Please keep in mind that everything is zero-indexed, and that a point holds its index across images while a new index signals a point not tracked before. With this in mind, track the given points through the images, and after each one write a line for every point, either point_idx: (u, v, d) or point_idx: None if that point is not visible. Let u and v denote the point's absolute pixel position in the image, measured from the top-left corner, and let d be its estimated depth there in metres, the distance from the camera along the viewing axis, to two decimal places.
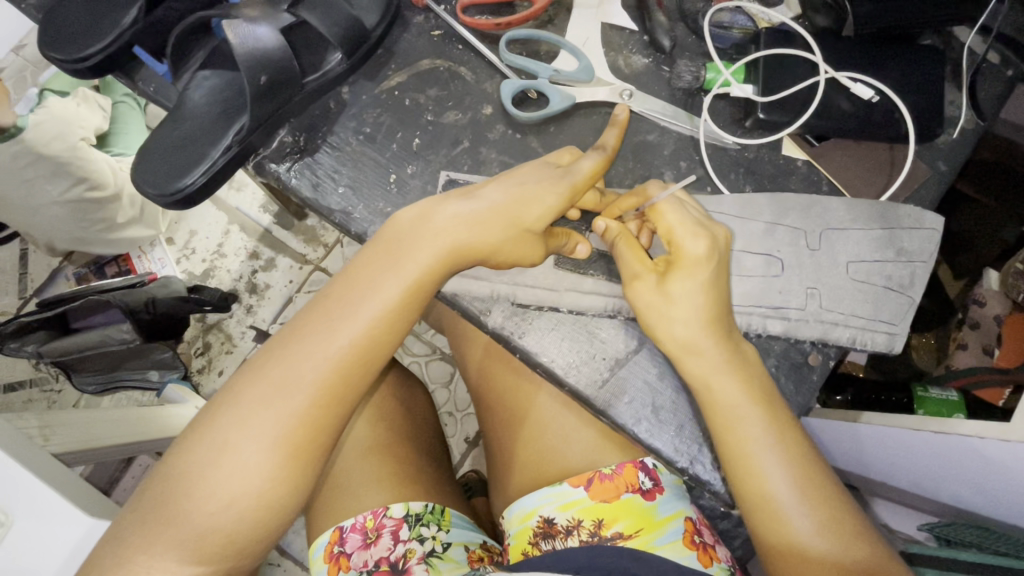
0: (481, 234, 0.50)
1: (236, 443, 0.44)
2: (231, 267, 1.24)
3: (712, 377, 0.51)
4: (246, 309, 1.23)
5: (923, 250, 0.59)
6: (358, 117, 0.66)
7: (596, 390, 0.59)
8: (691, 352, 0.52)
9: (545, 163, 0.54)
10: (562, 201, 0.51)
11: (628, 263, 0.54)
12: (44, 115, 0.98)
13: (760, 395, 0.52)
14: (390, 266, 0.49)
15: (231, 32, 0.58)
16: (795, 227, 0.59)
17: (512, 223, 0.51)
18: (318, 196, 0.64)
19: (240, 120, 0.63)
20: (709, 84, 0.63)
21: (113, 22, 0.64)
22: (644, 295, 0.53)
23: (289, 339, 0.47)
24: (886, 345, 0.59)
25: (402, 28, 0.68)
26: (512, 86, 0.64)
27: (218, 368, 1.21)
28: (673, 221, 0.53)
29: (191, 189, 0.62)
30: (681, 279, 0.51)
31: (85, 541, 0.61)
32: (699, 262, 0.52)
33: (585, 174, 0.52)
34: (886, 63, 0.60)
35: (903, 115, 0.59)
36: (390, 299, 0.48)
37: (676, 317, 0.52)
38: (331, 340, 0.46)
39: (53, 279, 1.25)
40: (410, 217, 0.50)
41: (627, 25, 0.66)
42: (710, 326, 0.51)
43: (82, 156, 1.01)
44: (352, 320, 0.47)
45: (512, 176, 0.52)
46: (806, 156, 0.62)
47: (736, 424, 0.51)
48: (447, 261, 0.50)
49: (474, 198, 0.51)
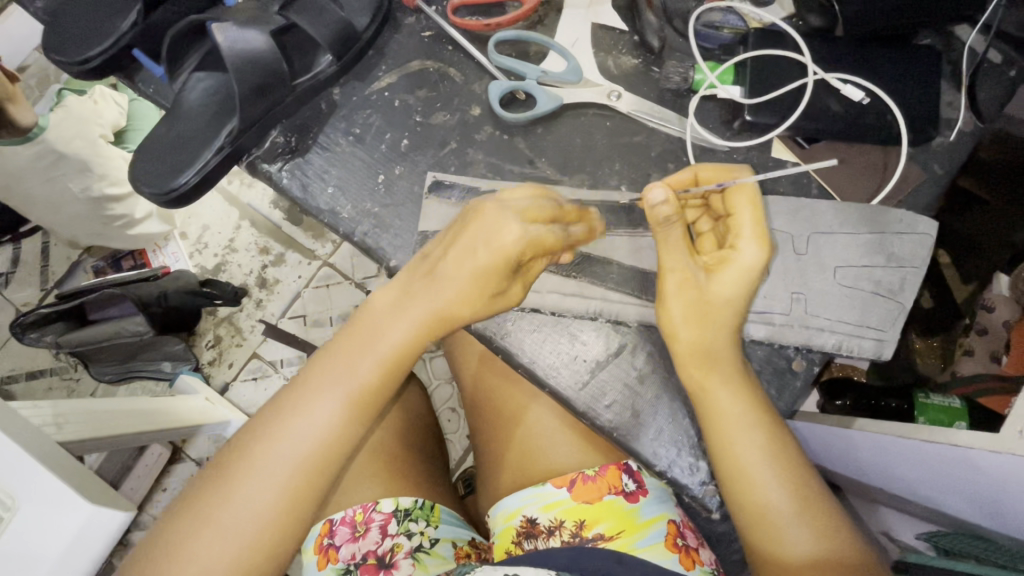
0: (453, 305, 0.51)
1: (259, 468, 0.47)
2: (241, 262, 1.26)
3: (711, 388, 0.52)
4: (256, 304, 1.25)
5: (915, 255, 0.58)
6: (348, 118, 0.67)
7: (576, 393, 0.59)
8: (716, 355, 0.52)
9: (504, 213, 0.50)
10: (502, 266, 0.50)
11: (676, 246, 0.52)
12: (63, 114, 1.01)
13: (758, 406, 0.52)
14: (369, 342, 0.50)
15: (219, 33, 0.59)
16: (782, 231, 0.59)
17: (482, 290, 0.51)
18: (308, 197, 0.66)
19: (231, 121, 0.64)
20: (697, 85, 0.62)
21: (114, 25, 0.66)
22: (677, 284, 0.52)
23: (297, 386, 0.50)
24: (873, 351, 0.58)
25: (393, 29, 0.69)
26: (500, 87, 0.64)
27: (228, 361, 1.23)
28: (749, 219, 0.51)
29: (186, 188, 0.64)
30: (732, 282, 0.51)
31: (90, 526, 0.62)
32: (752, 269, 0.51)
33: (540, 235, 0.50)
34: (879, 63, 0.59)
35: (896, 117, 0.58)
36: (414, 323, 0.51)
37: (711, 321, 0.52)
38: (352, 369, 0.49)
39: (73, 271, 1.29)
40: (384, 300, 0.52)
41: (617, 26, 0.66)
42: (728, 337, 0.53)
43: (100, 153, 1.06)
44: (379, 344, 0.50)
45: (463, 241, 0.51)
46: (797, 159, 0.61)
47: (737, 431, 0.51)
48: (425, 333, 0.51)
49: (443, 269, 0.51)
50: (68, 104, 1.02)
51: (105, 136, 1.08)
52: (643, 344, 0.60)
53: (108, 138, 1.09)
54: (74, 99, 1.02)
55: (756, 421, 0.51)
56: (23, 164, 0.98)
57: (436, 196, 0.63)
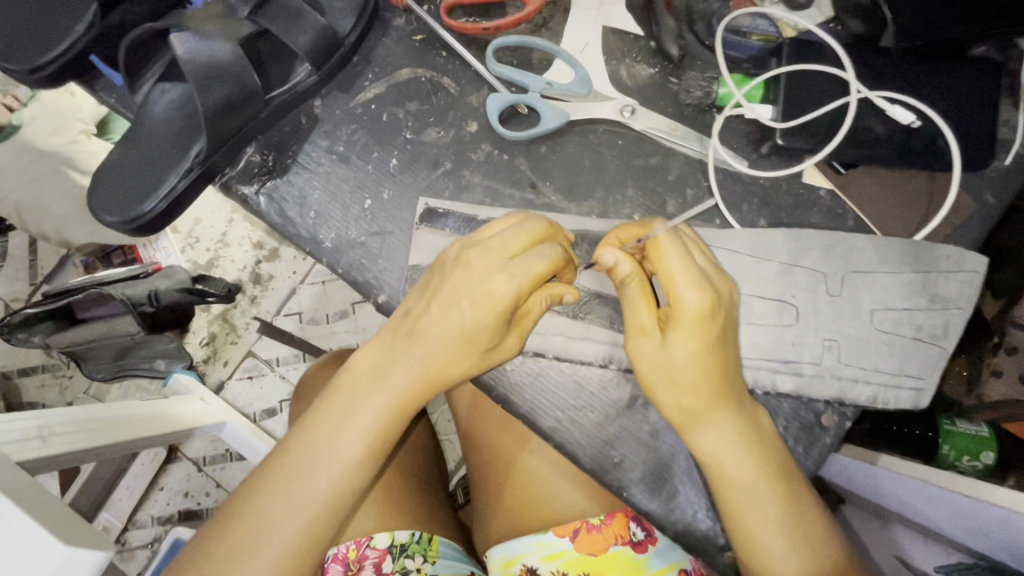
0: (443, 361, 0.46)
1: (246, 556, 0.42)
2: (234, 257, 1.12)
3: (723, 456, 0.45)
4: (250, 300, 1.11)
5: (961, 296, 0.52)
6: (331, 134, 0.60)
7: (583, 448, 0.53)
8: (695, 419, 0.45)
9: (490, 262, 0.45)
10: (495, 316, 0.45)
11: (635, 313, 0.46)
12: (40, 110, 0.93)
13: (778, 471, 0.46)
14: (355, 407, 0.46)
15: (178, 43, 0.52)
16: (814, 270, 0.52)
17: (468, 346, 0.46)
18: (287, 222, 0.59)
19: (198, 139, 0.57)
20: (722, 100, 0.55)
21: (67, 28, 0.58)
22: (646, 355, 0.46)
23: (274, 467, 0.45)
24: (910, 402, 0.52)
25: (381, 32, 0.62)
26: (499, 101, 0.57)
27: (223, 359, 1.09)
28: (675, 267, 0.45)
29: (152, 216, 0.57)
30: (683, 337, 0.44)
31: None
32: (699, 317, 0.44)
33: (536, 277, 0.44)
34: (931, 80, 0.51)
35: (948, 142, 0.51)
36: (406, 380, 0.46)
37: (684, 386, 0.45)
38: (334, 444, 0.45)
39: (61, 268, 1.15)
40: (367, 362, 0.47)
41: (632, 30, 0.59)
42: (723, 397, 0.45)
43: (79, 150, 0.95)
44: (369, 401, 0.45)
45: (447, 293, 0.46)
46: (831, 185, 0.54)
47: (756, 505, 0.45)
48: (416, 395, 0.46)
49: (426, 324, 0.46)
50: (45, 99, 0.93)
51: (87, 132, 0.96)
52: None
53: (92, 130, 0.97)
54: (53, 93, 0.93)
55: (779, 494, 0.45)
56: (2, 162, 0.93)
57: (430, 226, 0.57)
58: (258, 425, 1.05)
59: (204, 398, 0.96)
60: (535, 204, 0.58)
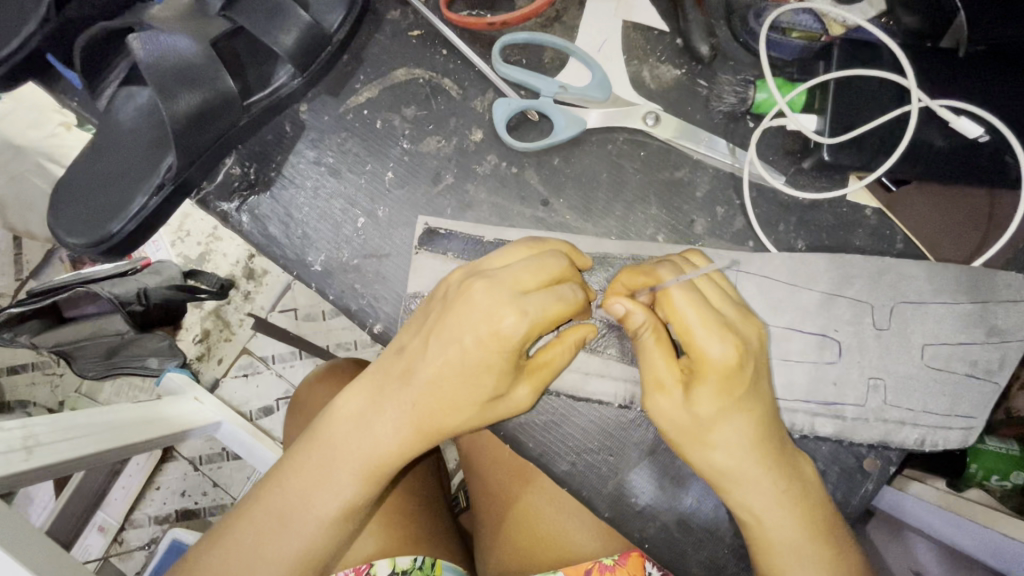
0: (442, 409, 0.40)
1: None
2: (228, 250, 0.99)
3: (761, 513, 0.40)
4: (244, 295, 0.98)
5: (1022, 327, 0.47)
6: (319, 143, 0.54)
7: (601, 496, 0.49)
8: (727, 473, 0.40)
9: (497, 293, 0.39)
10: (502, 357, 0.39)
11: (651, 366, 0.40)
12: (10, 102, 0.81)
13: (823, 529, 0.40)
14: (342, 452, 0.40)
15: (139, 44, 0.46)
16: (860, 300, 0.47)
17: (472, 391, 0.40)
18: (272, 243, 0.53)
19: (169, 153, 0.51)
20: (760, 107, 0.49)
21: (18, 24, 0.52)
22: (664, 412, 0.40)
23: (246, 524, 0.40)
24: (960, 443, 0.47)
25: (373, 26, 0.55)
26: (508, 106, 0.51)
27: (217, 356, 0.97)
28: (693, 320, 0.38)
29: (121, 238, 0.51)
30: (709, 394, 0.39)
31: None
32: (727, 371, 0.38)
33: (552, 312, 0.38)
34: (1001, 88, 0.45)
35: (1016, 158, 0.45)
36: (398, 431, 0.40)
37: (714, 439, 0.40)
38: (318, 491, 0.40)
39: (47, 260, 0.93)
40: (355, 405, 0.41)
41: (656, 25, 0.52)
42: (758, 451, 0.40)
43: (58, 145, 0.82)
44: (355, 453, 0.40)
45: (445, 331, 0.39)
46: (878, 204, 0.49)
47: (795, 568, 0.40)
48: (413, 441, 0.41)
49: (423, 364, 0.40)
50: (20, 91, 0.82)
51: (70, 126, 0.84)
52: None
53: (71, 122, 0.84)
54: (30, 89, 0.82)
55: (823, 556, 0.40)
56: None
57: (430, 250, 0.51)
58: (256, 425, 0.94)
59: (199, 398, 0.83)
60: (547, 223, 0.52)
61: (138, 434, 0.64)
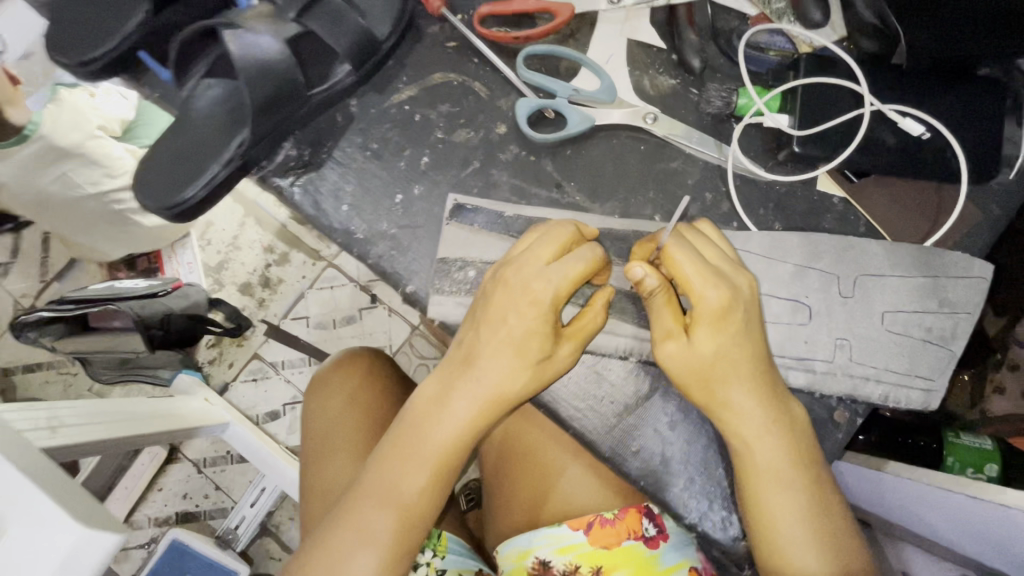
0: (507, 383, 0.48)
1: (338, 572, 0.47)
2: (245, 260, 1.31)
3: (753, 443, 0.46)
4: (259, 303, 1.29)
5: (969, 301, 0.55)
6: (365, 132, 0.63)
7: (603, 436, 0.54)
8: (725, 405, 0.46)
9: (525, 272, 0.48)
10: (545, 327, 0.48)
11: (660, 321, 0.46)
12: (58, 107, 0.93)
13: (803, 456, 0.47)
14: (425, 427, 0.49)
15: (232, 40, 0.56)
16: (828, 272, 0.55)
17: (523, 358, 0.48)
18: (321, 214, 0.62)
19: (241, 132, 0.59)
20: (742, 110, 0.58)
21: (118, 26, 0.62)
22: (671, 357, 0.46)
23: (357, 500, 0.49)
24: (920, 403, 0.54)
25: (415, 38, 0.65)
26: (529, 104, 0.60)
27: (228, 360, 1.28)
28: (688, 271, 0.45)
29: (193, 203, 0.60)
30: (711, 332, 0.45)
31: (76, 553, 0.46)
32: (721, 310, 0.45)
33: (571, 278, 0.47)
34: (940, 98, 0.55)
35: (956, 154, 0.54)
36: (470, 410, 0.48)
37: (719, 384, 0.45)
38: (410, 462, 0.49)
39: (72, 267, 1.33)
40: (430, 389, 0.50)
41: (655, 43, 0.62)
42: (752, 391, 0.46)
43: (99, 144, 0.97)
44: (435, 429, 0.49)
45: (494, 314, 0.48)
46: (843, 193, 0.57)
47: (777, 490, 0.46)
48: (483, 410, 0.48)
49: (482, 341, 0.49)
50: (65, 99, 0.93)
51: (114, 122, 1.01)
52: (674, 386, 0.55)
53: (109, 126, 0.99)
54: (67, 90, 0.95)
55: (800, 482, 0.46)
56: (22, 162, 0.91)
57: (459, 221, 0.59)
58: (262, 426, 1.24)
59: (206, 400, 1.11)
60: (561, 203, 0.60)
61: (151, 422, 0.91)
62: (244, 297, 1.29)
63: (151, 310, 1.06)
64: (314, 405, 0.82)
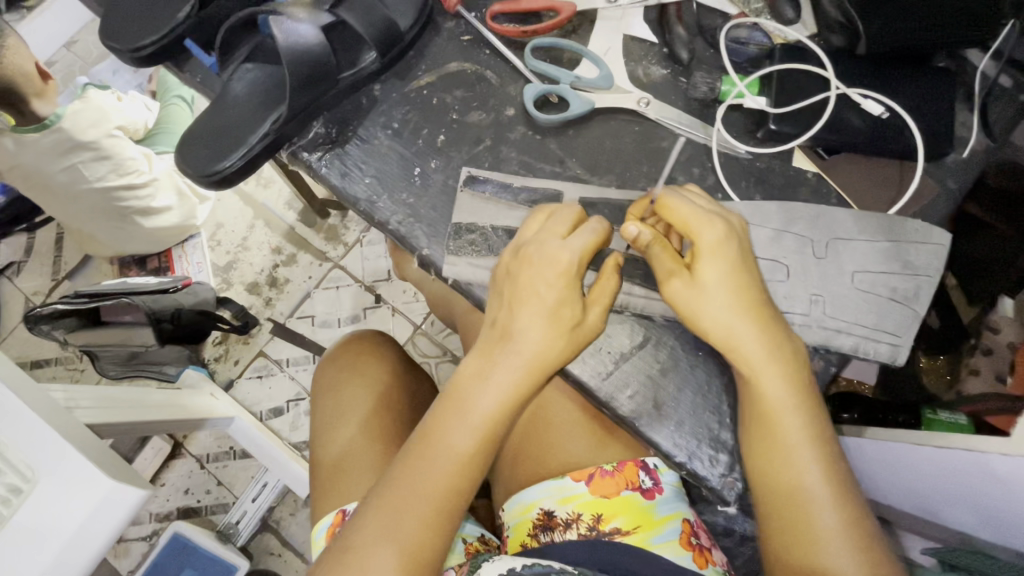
0: (544, 349, 0.54)
1: (395, 530, 0.51)
2: (253, 260, 1.38)
3: (759, 376, 0.52)
4: (266, 301, 1.35)
5: (930, 265, 0.60)
6: (387, 113, 0.70)
7: (600, 383, 0.60)
8: (732, 338, 0.52)
9: (549, 242, 0.55)
10: (573, 293, 0.54)
11: (662, 264, 0.54)
12: (81, 106, 1.11)
13: (805, 391, 0.53)
14: (471, 395, 0.54)
15: (276, 28, 0.63)
16: (803, 236, 0.61)
17: (557, 322, 0.54)
18: (346, 185, 0.68)
19: (278, 109, 0.66)
20: (723, 95, 0.66)
21: (167, 18, 0.69)
22: (679, 292, 0.53)
23: (410, 466, 0.53)
24: (888, 356, 0.59)
25: (433, 32, 0.72)
26: (535, 89, 0.68)
27: (234, 357, 1.33)
28: (687, 212, 0.53)
29: (229, 171, 0.66)
30: (710, 263, 0.52)
31: (110, 499, 0.62)
32: (720, 243, 0.53)
33: (586, 248, 0.55)
34: (898, 84, 0.63)
35: (912, 132, 0.62)
36: (510, 377, 0.54)
37: (721, 316, 0.52)
38: (457, 427, 0.53)
39: (84, 263, 1.41)
40: (470, 367, 0.56)
41: (648, 38, 0.70)
42: (756, 328, 0.52)
43: (114, 143, 1.15)
44: (479, 398, 0.54)
45: (524, 288, 0.54)
46: (816, 168, 0.64)
47: (783, 419, 0.52)
48: (524, 380, 0.54)
49: (518, 313, 0.54)
50: (87, 100, 1.12)
51: (133, 125, 1.22)
52: (665, 338, 0.61)
53: (133, 132, 1.23)
54: (94, 92, 1.14)
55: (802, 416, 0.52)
56: (42, 148, 1.06)
57: (471, 190, 0.65)
58: (265, 422, 1.28)
59: (214, 393, 1.16)
60: (563, 176, 0.67)
61: (162, 409, 0.96)
62: (252, 296, 1.35)
63: (163, 302, 1.14)
64: (325, 385, 0.87)
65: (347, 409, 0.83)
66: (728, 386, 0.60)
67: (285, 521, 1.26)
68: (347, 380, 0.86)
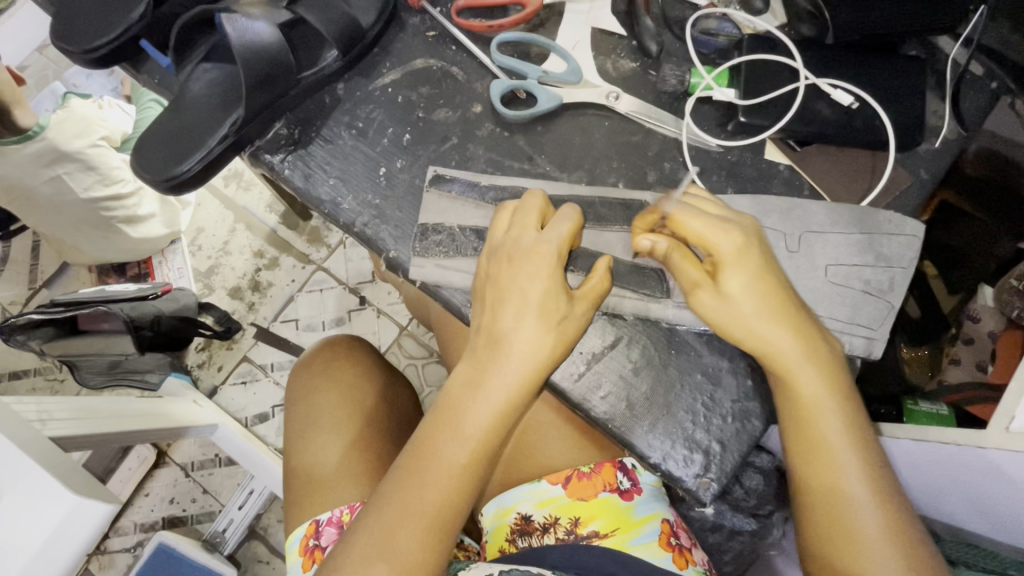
0: (537, 350, 0.50)
1: (398, 539, 0.48)
2: (235, 265, 1.35)
3: (799, 375, 0.51)
4: (248, 307, 1.33)
5: (903, 256, 0.59)
6: (351, 112, 0.68)
7: (573, 385, 0.59)
8: (770, 345, 0.50)
9: (523, 237, 0.53)
10: (558, 286, 0.51)
11: (684, 275, 0.52)
12: (64, 115, 1.06)
13: (842, 389, 0.51)
14: (471, 401, 0.51)
15: (228, 24, 0.60)
16: (776, 229, 0.60)
17: (549, 320, 0.51)
18: (310, 187, 0.66)
19: (236, 111, 0.64)
20: (692, 88, 0.64)
21: (120, 18, 0.67)
22: (707, 304, 0.51)
23: (406, 477, 0.50)
24: (863, 349, 0.58)
25: (398, 28, 0.71)
26: (502, 86, 0.66)
27: (216, 364, 1.30)
28: (699, 225, 0.50)
29: (187, 175, 0.64)
30: (736, 276, 0.50)
31: (72, 518, 0.58)
32: (743, 251, 0.50)
33: (564, 237, 0.52)
34: (868, 73, 0.62)
35: (883, 122, 0.61)
36: (507, 385, 0.50)
37: (761, 323, 0.50)
38: (457, 436, 0.50)
39: (62, 272, 1.38)
40: (462, 375, 0.52)
41: (616, 31, 0.68)
42: (791, 330, 0.50)
43: (99, 153, 1.10)
44: (474, 405, 0.50)
45: (507, 288, 0.52)
46: (788, 160, 0.63)
47: (826, 416, 0.50)
48: (520, 383, 0.50)
49: (507, 312, 0.51)
50: (71, 109, 1.07)
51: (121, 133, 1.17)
52: (638, 336, 0.60)
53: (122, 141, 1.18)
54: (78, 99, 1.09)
55: (843, 413, 0.50)
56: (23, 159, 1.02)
57: (437, 190, 0.64)
58: (250, 428, 1.26)
59: (196, 401, 1.14)
60: (532, 173, 0.65)
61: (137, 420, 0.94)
62: (234, 301, 1.33)
63: (143, 310, 1.11)
64: (299, 392, 0.85)
65: (321, 416, 0.81)
66: (701, 383, 0.59)
67: (272, 529, 1.23)
68: (319, 387, 0.84)
